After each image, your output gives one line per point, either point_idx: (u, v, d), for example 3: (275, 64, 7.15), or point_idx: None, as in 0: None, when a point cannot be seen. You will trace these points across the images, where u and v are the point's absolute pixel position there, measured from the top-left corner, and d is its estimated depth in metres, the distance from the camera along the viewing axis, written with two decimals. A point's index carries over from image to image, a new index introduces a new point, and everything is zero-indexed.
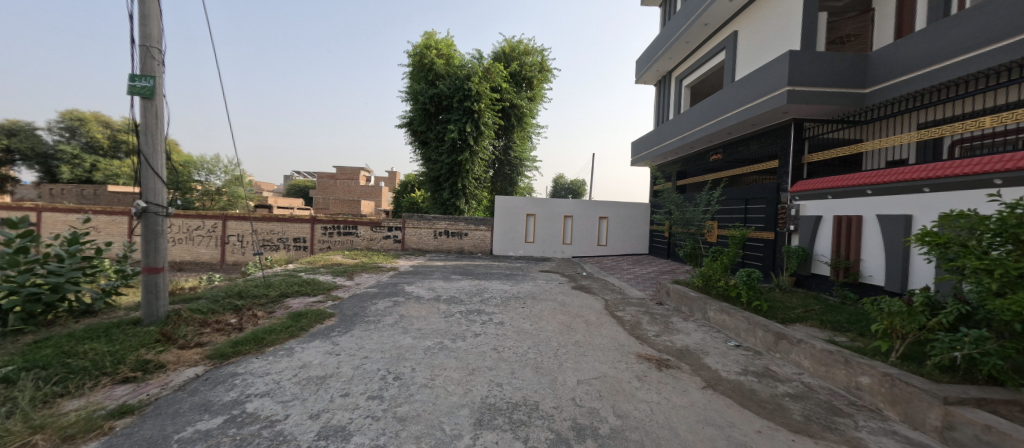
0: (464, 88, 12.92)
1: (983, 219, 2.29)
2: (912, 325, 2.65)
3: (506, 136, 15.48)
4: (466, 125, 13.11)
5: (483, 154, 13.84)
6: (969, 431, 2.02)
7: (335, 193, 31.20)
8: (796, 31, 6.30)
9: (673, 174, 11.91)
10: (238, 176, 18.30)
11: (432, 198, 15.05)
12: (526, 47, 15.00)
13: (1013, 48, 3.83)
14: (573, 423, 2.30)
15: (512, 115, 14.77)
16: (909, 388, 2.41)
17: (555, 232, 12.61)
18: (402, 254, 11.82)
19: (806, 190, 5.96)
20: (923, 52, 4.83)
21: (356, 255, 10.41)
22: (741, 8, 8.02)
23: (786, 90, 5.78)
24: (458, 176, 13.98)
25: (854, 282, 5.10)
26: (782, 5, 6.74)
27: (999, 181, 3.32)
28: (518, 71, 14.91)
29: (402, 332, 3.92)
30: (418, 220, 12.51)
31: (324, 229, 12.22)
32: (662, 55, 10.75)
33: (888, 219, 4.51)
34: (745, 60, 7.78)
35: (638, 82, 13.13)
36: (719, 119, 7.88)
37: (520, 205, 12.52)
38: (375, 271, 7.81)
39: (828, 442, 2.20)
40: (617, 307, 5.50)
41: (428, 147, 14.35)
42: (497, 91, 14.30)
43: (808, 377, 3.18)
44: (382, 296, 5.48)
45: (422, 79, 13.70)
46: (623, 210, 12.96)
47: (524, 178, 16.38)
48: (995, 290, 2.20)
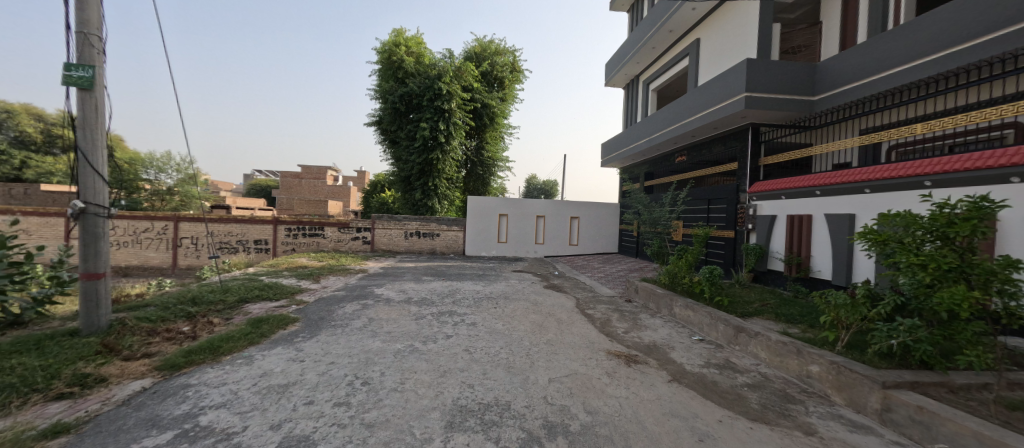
0: (435, 87, 12.78)
1: (916, 218, 2.51)
2: (855, 316, 2.86)
3: (479, 137, 15.37)
4: (438, 123, 12.92)
5: (455, 154, 13.67)
6: (905, 412, 2.23)
7: (300, 194, 29.97)
8: (752, 41, 6.66)
9: (641, 175, 12.26)
10: (192, 175, 17.23)
11: (403, 198, 14.72)
12: (497, 47, 14.96)
13: (941, 62, 4.28)
14: (544, 421, 2.32)
15: (483, 115, 14.65)
16: (853, 375, 2.61)
17: (528, 232, 12.68)
18: (371, 256, 11.51)
19: (763, 190, 6.28)
20: (863, 64, 5.29)
21: (321, 257, 10.05)
22: (703, 17, 8.37)
23: (744, 96, 6.07)
24: (430, 175, 13.76)
25: (806, 277, 5.39)
26: (739, 16, 7.10)
27: (929, 183, 3.70)
28: (488, 71, 14.86)
29: (371, 336, 3.80)
30: (387, 221, 12.20)
31: (288, 230, 11.68)
32: (629, 59, 11.06)
33: (834, 218, 4.85)
34: (707, 66, 8.12)
35: (608, 84, 13.42)
36: (684, 123, 8.17)
37: (493, 205, 12.51)
38: (342, 274, 7.52)
39: (783, 428, 2.35)
40: (587, 305, 5.58)
41: (398, 146, 14.10)
42: (468, 91, 14.17)
43: (765, 367, 3.36)
44: (349, 299, 5.29)
45: (391, 77, 13.50)
46: (595, 210, 13.24)
47: (496, 178, 16.31)
48: (927, 282, 2.44)
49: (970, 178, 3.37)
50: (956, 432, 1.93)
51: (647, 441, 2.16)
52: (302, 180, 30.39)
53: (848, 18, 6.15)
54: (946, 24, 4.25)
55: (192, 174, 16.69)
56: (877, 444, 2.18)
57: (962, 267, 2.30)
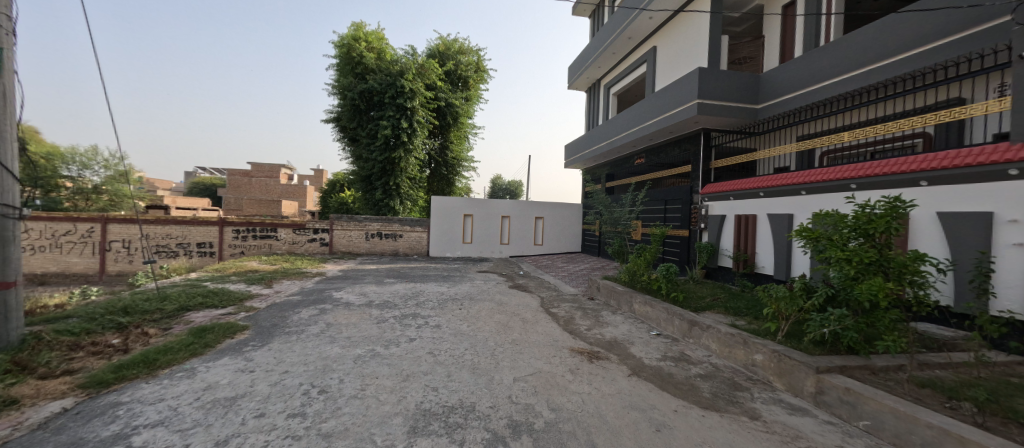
0: (397, 85, 12.47)
1: (843, 217, 2.79)
2: (793, 308, 3.12)
3: (443, 136, 15.17)
4: (400, 121, 12.60)
5: (418, 153, 13.38)
6: (835, 393, 2.48)
7: (249, 193, 28.21)
8: (704, 51, 7.07)
9: (602, 176, 12.62)
10: (123, 172, 15.66)
11: (363, 199, 14.22)
12: (462, 46, 14.85)
13: (864, 77, 4.82)
14: (509, 420, 2.33)
15: (447, 114, 14.45)
16: (791, 361, 2.84)
17: (493, 232, 12.68)
18: (329, 258, 11.02)
19: (714, 191, 6.66)
20: (798, 77, 5.82)
21: (274, 260, 9.49)
22: (659, 26, 8.76)
23: (697, 103, 6.40)
24: (392, 175, 13.37)
25: (751, 272, 5.78)
26: (692, 27, 7.50)
27: (854, 186, 4.17)
28: (453, 70, 14.72)
29: (329, 342, 3.64)
30: (347, 221, 11.76)
31: (236, 232, 10.92)
32: (591, 63, 11.35)
33: (775, 217, 5.26)
34: (663, 73, 8.51)
35: (571, 88, 13.71)
36: (642, 127, 8.49)
37: (458, 205, 12.38)
38: (297, 277, 7.16)
39: (731, 414, 2.51)
40: (552, 304, 5.67)
41: (359, 144, 13.65)
42: (432, 89, 13.96)
43: (716, 358, 3.57)
44: (306, 304, 5.04)
45: (350, 72, 13.05)
46: (559, 211, 13.49)
47: (461, 178, 16.16)
48: (852, 275, 2.69)
49: (887, 182, 3.88)
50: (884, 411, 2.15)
51: (608, 434, 2.23)
52: (252, 178, 28.53)
53: (786, 33, 6.69)
54: (867, 44, 4.80)
55: (124, 171, 15.17)
56: (813, 424, 2.39)
57: (881, 261, 2.57)
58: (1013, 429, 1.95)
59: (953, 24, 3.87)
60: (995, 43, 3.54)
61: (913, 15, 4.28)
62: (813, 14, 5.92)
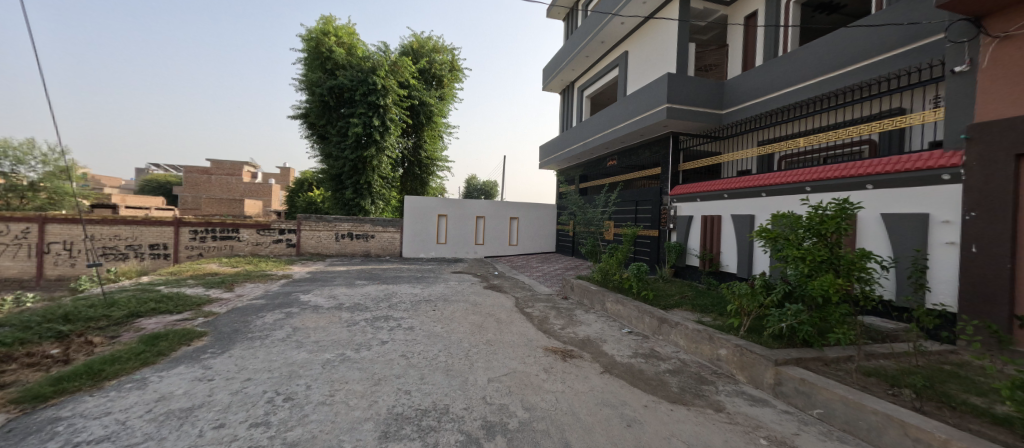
0: (368, 82, 12.17)
1: (798, 218, 2.96)
2: (754, 304, 3.28)
3: (416, 135, 14.92)
4: (372, 119, 12.30)
5: (391, 152, 13.11)
6: (791, 384, 2.64)
7: (209, 191, 26.74)
8: (672, 57, 7.31)
9: (576, 177, 12.82)
10: (64, 168, 14.46)
11: (333, 198, 13.78)
12: (436, 44, 14.68)
13: (818, 86, 5.16)
14: (483, 422, 2.32)
15: (420, 113, 14.22)
16: (752, 355, 2.99)
17: (468, 232, 12.61)
18: (296, 260, 10.61)
19: (682, 193, 6.90)
20: (759, 85, 6.15)
21: (235, 262, 9.03)
22: (631, 31, 8.98)
23: (666, 107, 6.62)
24: (363, 173, 13.03)
25: (716, 271, 6.02)
26: (661, 34, 7.74)
27: (808, 188, 4.47)
28: (427, 68, 14.52)
29: (295, 347, 3.50)
30: (316, 222, 11.37)
31: (193, 233, 10.32)
32: (565, 66, 11.49)
33: (737, 217, 5.50)
34: (635, 77, 8.74)
35: (545, 89, 13.83)
36: (614, 129, 8.68)
37: (433, 205, 12.21)
38: (261, 280, 6.85)
39: (698, 407, 2.61)
40: (526, 304, 5.70)
41: (328, 142, 13.24)
42: (405, 87, 13.71)
43: (683, 354, 3.69)
44: (270, 308, 4.82)
45: (319, 67, 12.60)
46: (534, 211, 13.59)
47: (435, 178, 15.97)
48: (806, 272, 2.86)
49: (837, 185, 4.18)
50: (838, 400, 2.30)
51: (581, 431, 2.26)
52: (212, 176, 26.99)
53: (749, 43, 7.02)
54: (821, 56, 5.14)
55: (65, 167, 13.99)
56: (772, 413, 2.52)
57: (831, 259, 2.75)
58: (946, 413, 2.13)
59: (897, 39, 4.21)
60: (932, 57, 3.88)
61: (862, 30, 4.62)
62: (773, 26, 6.26)
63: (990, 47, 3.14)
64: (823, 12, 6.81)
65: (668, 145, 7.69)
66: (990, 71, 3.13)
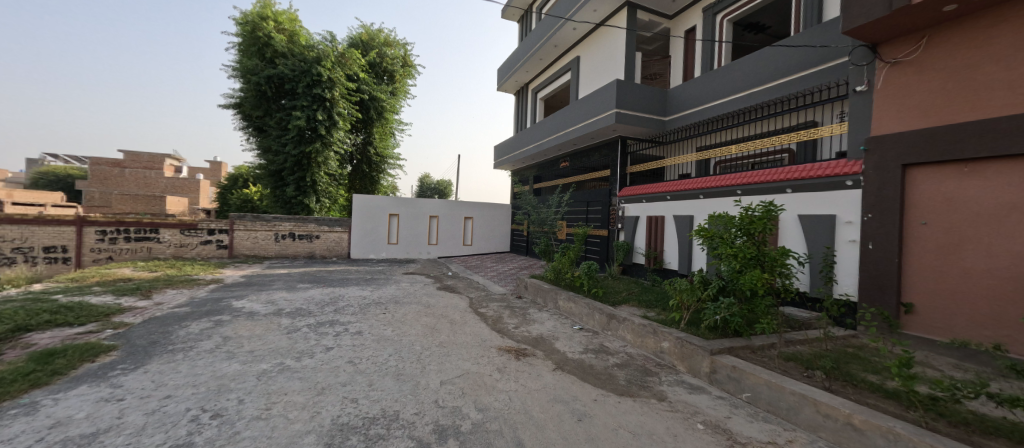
0: (312, 72, 11.45)
1: (731, 218, 3.21)
2: (693, 298, 3.52)
3: (365, 131, 14.33)
4: (316, 112, 11.55)
5: (338, 147, 12.46)
6: (725, 372, 2.86)
7: (122, 187, 23.68)
8: (621, 65, 7.67)
9: (530, 178, 13.02)
10: None
11: (272, 196, 12.79)
12: (387, 37, 14.22)
13: (747, 98, 5.67)
14: (435, 426, 2.26)
15: (371, 108, 13.64)
16: (692, 346, 3.20)
17: (421, 233, 12.34)
18: (229, 263, 9.72)
19: (630, 194, 7.25)
20: (697, 95, 6.63)
21: (154, 266, 8.09)
22: (583, 37, 9.28)
23: (615, 112, 6.90)
24: (307, 170, 12.22)
25: (660, 268, 6.38)
26: (611, 41, 8.09)
27: (739, 192, 4.90)
28: (377, 62, 14.00)
29: (226, 358, 3.21)
30: (252, 221, 10.63)
31: (101, 233, 9.07)
32: (519, 67, 11.61)
33: (679, 217, 5.90)
34: (587, 82, 9.04)
35: (500, 89, 13.90)
36: (567, 131, 8.91)
37: (384, 204, 11.82)
38: (186, 286, 6.19)
39: (643, 398, 2.75)
40: (480, 304, 5.68)
41: (267, 135, 12.33)
42: (353, 80, 13.09)
43: (631, 348, 3.87)
44: (197, 317, 4.38)
45: (256, 54, 11.65)
46: (489, 211, 13.61)
47: (386, 176, 15.47)
48: (738, 268, 3.11)
49: (762, 189, 4.62)
50: (765, 383, 2.53)
51: (534, 429, 2.28)
52: (126, 169, 23.85)
53: (687, 55, 7.54)
54: (749, 71, 5.66)
55: None
56: (708, 399, 2.72)
57: (758, 256, 3.02)
58: (849, 391, 2.43)
59: (811, 60, 4.76)
60: (838, 78, 4.42)
61: (783, 50, 5.17)
62: (709, 40, 6.80)
63: (883, 71, 3.64)
64: (751, 32, 7.54)
65: (617, 148, 8.05)
66: (882, 93, 3.63)
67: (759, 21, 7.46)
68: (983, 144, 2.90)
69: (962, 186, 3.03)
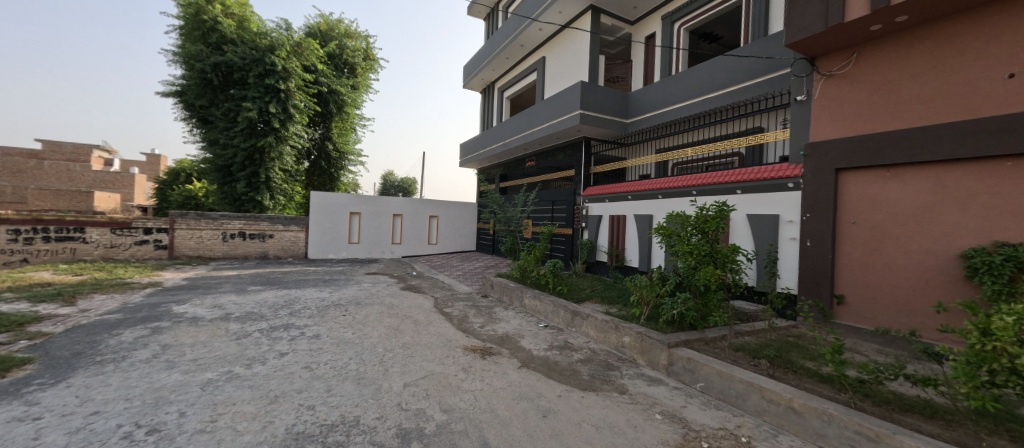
0: (265, 61, 10.76)
1: (688, 217, 3.37)
2: (652, 294, 3.67)
3: (324, 125, 13.76)
4: (268, 104, 10.86)
5: (294, 142, 11.86)
6: (681, 364, 3.01)
7: (39, 180, 21.15)
8: (586, 67, 7.85)
9: (496, 176, 13.05)
10: None
11: (218, 192, 11.90)
12: (347, 28, 13.70)
13: (702, 104, 5.98)
14: (398, 430, 2.21)
15: (330, 101, 13.10)
16: (650, 340, 3.34)
17: (383, 231, 12.05)
18: (168, 265, 8.95)
19: (594, 193, 7.44)
20: (657, 99, 6.91)
21: (80, 269, 7.31)
22: (548, 38, 9.40)
23: (579, 113, 7.06)
24: (260, 165, 11.52)
25: (621, 265, 6.59)
26: (576, 44, 8.25)
27: (695, 192, 5.16)
28: (337, 54, 13.46)
29: (167, 368, 2.96)
30: (196, 219, 9.97)
31: (14, 232, 7.95)
32: (486, 65, 11.58)
33: (639, 217, 6.12)
34: (552, 82, 9.18)
35: (466, 87, 13.78)
36: (532, 131, 9.01)
37: (344, 202, 11.42)
38: (118, 290, 5.64)
39: (605, 392, 2.83)
40: (446, 304, 5.62)
41: (213, 128, 11.54)
42: (310, 71, 12.49)
43: (594, 343, 3.98)
44: (131, 324, 4.00)
45: (200, 39, 10.81)
46: (455, 209, 13.50)
47: (347, 173, 14.96)
48: (693, 265, 3.25)
49: (715, 189, 4.89)
50: (717, 373, 2.69)
51: (499, 427, 2.29)
52: (46, 161, 21.35)
53: (648, 60, 7.84)
54: (704, 78, 5.97)
55: None
56: (665, 391, 2.85)
57: (713, 254, 3.20)
58: (790, 377, 2.63)
59: (758, 70, 5.11)
60: (782, 88, 4.77)
61: (734, 60, 5.50)
62: (668, 47, 7.09)
63: (820, 83, 3.96)
64: (706, 41, 7.97)
65: (581, 149, 8.24)
66: (818, 102, 3.96)
67: (713, 31, 7.90)
68: (903, 151, 3.25)
69: (886, 189, 3.38)
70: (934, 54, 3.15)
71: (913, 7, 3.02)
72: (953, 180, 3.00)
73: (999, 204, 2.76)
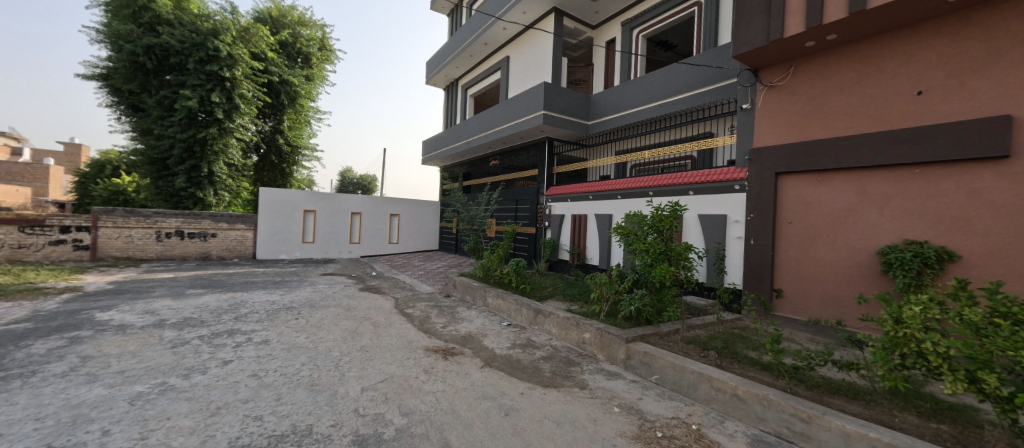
0: (206, 46, 9.92)
1: (646, 216, 3.52)
2: (611, 290, 3.80)
3: (275, 117, 13.01)
4: (210, 93, 10.02)
5: (241, 134, 11.09)
6: (637, 358, 3.14)
7: None
8: (550, 68, 7.96)
9: (459, 175, 12.97)
10: None
11: (152, 188, 10.94)
12: (301, 16, 12.99)
13: (657, 108, 6.26)
14: (354, 436, 2.13)
15: (281, 92, 12.38)
16: (609, 336, 3.45)
17: (340, 230, 11.60)
18: (92, 267, 8.05)
19: (556, 193, 7.57)
20: (616, 102, 7.15)
21: None
22: (513, 38, 9.44)
23: (542, 113, 7.15)
24: (200, 158, 10.66)
25: (582, 263, 6.76)
26: (540, 45, 8.35)
27: (651, 193, 5.40)
28: (290, 42, 12.74)
29: (88, 382, 2.66)
30: (125, 217, 9.08)
31: None
32: (449, 62, 11.42)
33: (599, 216, 6.31)
34: (516, 82, 9.23)
35: (429, 83, 13.52)
36: (496, 130, 9.01)
37: (297, 200, 10.85)
38: (28, 297, 5.00)
39: (565, 388, 2.89)
40: (407, 304, 5.49)
41: (145, 117, 10.52)
42: (259, 59, 11.70)
43: (556, 341, 4.05)
44: (44, 334, 3.56)
45: (130, 18, 9.79)
46: (417, 208, 13.24)
47: (301, 169, 14.30)
48: (649, 262, 3.39)
49: (669, 191, 5.14)
50: (671, 365, 2.83)
51: (460, 427, 2.27)
52: None
53: (608, 64, 8.10)
54: (659, 84, 6.25)
55: None
56: (623, 384, 2.95)
57: (668, 252, 3.36)
58: (736, 366, 2.82)
59: (709, 79, 5.42)
60: (729, 96, 5.10)
61: (686, 68, 5.81)
62: (627, 52, 7.35)
63: (762, 93, 4.25)
64: (662, 49, 8.37)
65: (545, 149, 8.36)
66: (761, 111, 4.26)
67: (668, 39, 8.31)
68: (833, 158, 3.59)
69: (818, 192, 3.71)
70: (857, 70, 3.50)
71: (841, 27, 3.34)
72: (873, 184, 3.35)
73: (908, 206, 3.15)
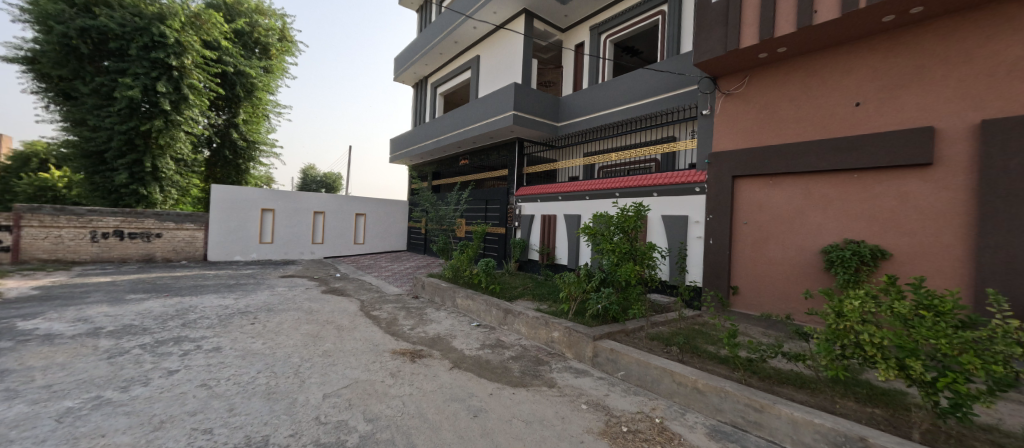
0: (151, 31, 9.17)
1: (613, 217, 3.62)
2: (579, 289, 3.88)
3: (230, 110, 12.27)
4: (155, 82, 9.30)
5: (190, 127, 10.36)
6: (604, 355, 3.22)
7: None
8: (520, 69, 8.00)
9: (428, 174, 12.79)
10: None
11: (87, 184, 10.07)
12: (259, 4, 12.30)
13: (623, 112, 6.45)
14: (314, 445, 2.05)
15: (236, 83, 11.69)
16: (577, 334, 3.52)
17: (301, 230, 11.13)
18: (15, 271, 7.27)
19: (527, 193, 7.62)
20: (585, 105, 7.29)
21: None
22: (484, 37, 9.40)
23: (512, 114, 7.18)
24: (143, 152, 9.92)
25: (552, 263, 6.85)
26: (510, 45, 8.37)
27: (618, 194, 5.56)
28: (246, 31, 12.04)
29: (7, 399, 2.39)
30: (55, 215, 8.25)
31: None
32: (418, 58, 11.20)
33: (568, 216, 6.42)
34: (486, 82, 9.21)
35: (397, 79, 13.21)
36: (465, 129, 8.95)
37: (254, 198, 10.32)
38: None
39: (534, 387, 2.92)
40: (373, 307, 5.35)
41: (79, 105, 9.62)
42: (212, 48, 10.96)
43: (525, 340, 4.08)
44: None
45: None
46: (384, 207, 12.92)
47: (258, 165, 13.65)
48: (616, 261, 3.48)
49: (634, 192, 5.31)
50: (636, 361, 2.92)
51: (427, 431, 2.24)
52: None
53: (577, 67, 8.25)
54: (625, 88, 6.44)
55: None
56: (589, 381, 3.02)
57: (632, 251, 3.46)
58: (696, 360, 2.96)
59: (672, 85, 5.64)
60: (691, 102, 5.34)
61: (651, 74, 6.02)
62: (595, 56, 7.52)
63: (721, 100, 4.47)
64: (628, 54, 8.63)
65: (516, 149, 8.39)
66: (719, 117, 4.48)
67: (634, 45, 8.59)
68: (783, 163, 3.83)
69: (770, 195, 3.95)
70: (804, 82, 3.77)
71: (791, 41, 3.58)
72: (817, 188, 3.61)
73: (847, 208, 3.42)
